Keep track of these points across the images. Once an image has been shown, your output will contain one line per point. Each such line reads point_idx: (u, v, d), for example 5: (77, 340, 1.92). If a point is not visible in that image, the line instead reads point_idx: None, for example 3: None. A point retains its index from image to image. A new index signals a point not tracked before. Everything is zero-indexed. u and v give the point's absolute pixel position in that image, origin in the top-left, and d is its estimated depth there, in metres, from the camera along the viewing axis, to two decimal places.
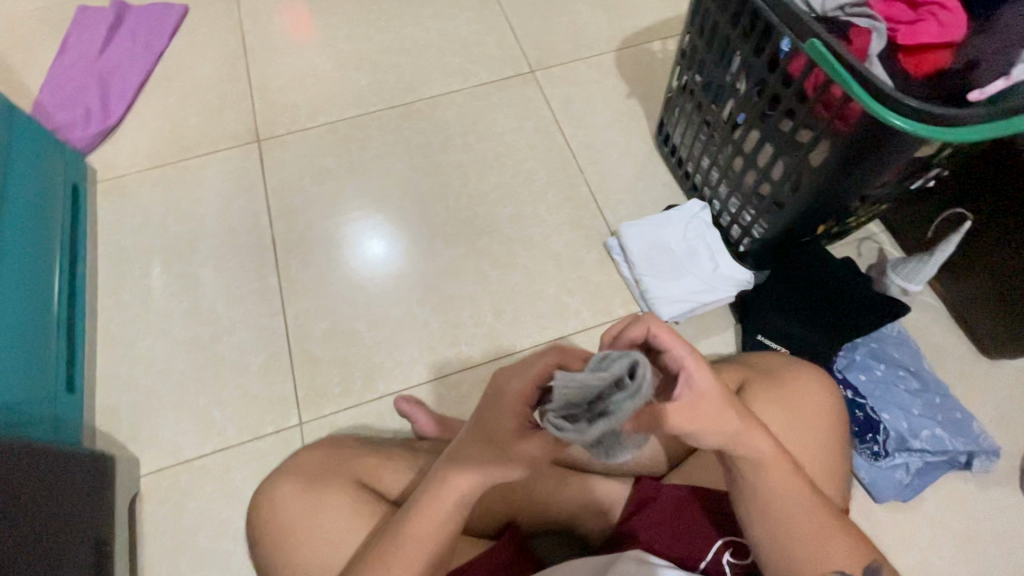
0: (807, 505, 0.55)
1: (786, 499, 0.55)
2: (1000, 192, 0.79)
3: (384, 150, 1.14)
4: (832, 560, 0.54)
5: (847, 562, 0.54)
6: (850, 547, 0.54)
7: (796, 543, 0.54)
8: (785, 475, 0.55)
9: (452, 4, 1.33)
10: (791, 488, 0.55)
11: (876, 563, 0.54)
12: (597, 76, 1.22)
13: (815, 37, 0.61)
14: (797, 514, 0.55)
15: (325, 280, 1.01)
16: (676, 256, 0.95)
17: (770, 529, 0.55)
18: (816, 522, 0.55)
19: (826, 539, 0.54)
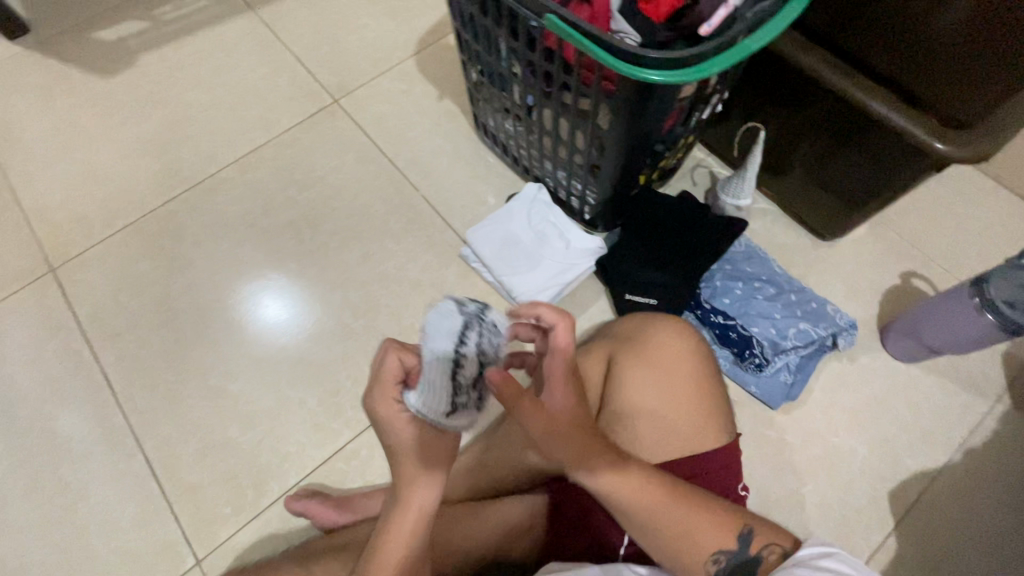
0: (670, 507, 0.55)
1: (645, 513, 0.54)
2: (775, 96, 0.84)
3: (202, 233, 1.04)
4: (708, 543, 0.54)
5: (721, 537, 0.55)
6: (720, 524, 0.55)
7: (667, 544, 0.55)
8: (643, 492, 0.55)
9: (229, 54, 1.22)
10: (650, 497, 0.55)
11: (745, 526, 0.56)
12: (403, 86, 1.17)
13: (549, 12, 0.60)
14: (660, 521, 0.54)
15: (179, 397, 0.91)
16: (528, 246, 0.93)
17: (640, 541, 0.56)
18: (681, 519, 0.55)
19: (695, 530, 0.55)
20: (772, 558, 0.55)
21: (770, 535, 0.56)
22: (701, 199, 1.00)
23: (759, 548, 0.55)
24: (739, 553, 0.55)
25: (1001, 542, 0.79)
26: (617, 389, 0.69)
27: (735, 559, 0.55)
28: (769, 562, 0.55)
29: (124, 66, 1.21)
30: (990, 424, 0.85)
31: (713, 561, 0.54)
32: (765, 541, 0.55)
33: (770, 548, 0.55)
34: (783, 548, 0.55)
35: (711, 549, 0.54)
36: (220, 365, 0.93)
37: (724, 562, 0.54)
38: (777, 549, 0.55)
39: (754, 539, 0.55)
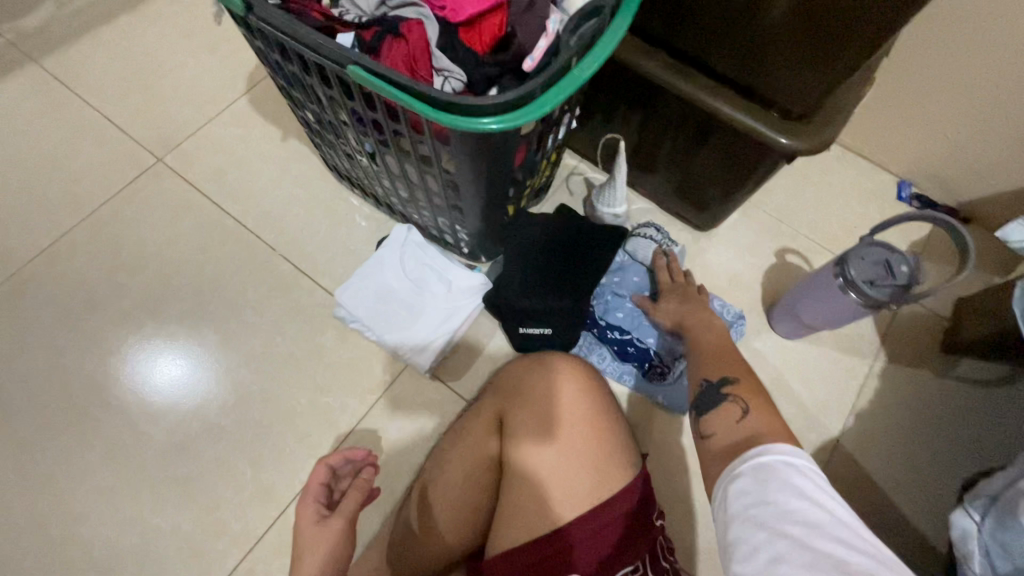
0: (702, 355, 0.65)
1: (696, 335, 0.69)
2: (630, 101, 0.81)
3: (11, 350, 0.85)
4: (709, 369, 0.61)
5: (714, 372, 0.60)
6: (726, 363, 0.60)
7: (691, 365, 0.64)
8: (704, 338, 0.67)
9: (12, 121, 1.01)
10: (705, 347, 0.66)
11: (732, 376, 0.58)
12: (240, 130, 1.03)
13: (354, 64, 0.52)
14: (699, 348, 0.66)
15: (14, 558, 0.75)
16: (406, 296, 0.86)
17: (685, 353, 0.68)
18: (716, 351, 0.64)
19: (711, 359, 0.62)
20: (733, 409, 0.54)
21: (748, 395, 0.55)
22: (580, 210, 0.97)
23: (730, 392, 0.56)
24: (714, 386, 0.58)
25: (899, 495, 0.84)
26: (514, 447, 0.66)
27: (710, 395, 0.57)
28: (728, 409, 0.54)
29: None
30: (873, 384, 0.90)
31: (702, 383, 0.60)
32: (738, 393, 0.55)
33: (737, 399, 0.55)
34: (745, 405, 0.54)
35: (704, 374, 0.60)
36: (62, 508, 0.77)
37: (705, 389, 0.58)
38: (741, 405, 0.54)
39: (733, 387, 0.56)
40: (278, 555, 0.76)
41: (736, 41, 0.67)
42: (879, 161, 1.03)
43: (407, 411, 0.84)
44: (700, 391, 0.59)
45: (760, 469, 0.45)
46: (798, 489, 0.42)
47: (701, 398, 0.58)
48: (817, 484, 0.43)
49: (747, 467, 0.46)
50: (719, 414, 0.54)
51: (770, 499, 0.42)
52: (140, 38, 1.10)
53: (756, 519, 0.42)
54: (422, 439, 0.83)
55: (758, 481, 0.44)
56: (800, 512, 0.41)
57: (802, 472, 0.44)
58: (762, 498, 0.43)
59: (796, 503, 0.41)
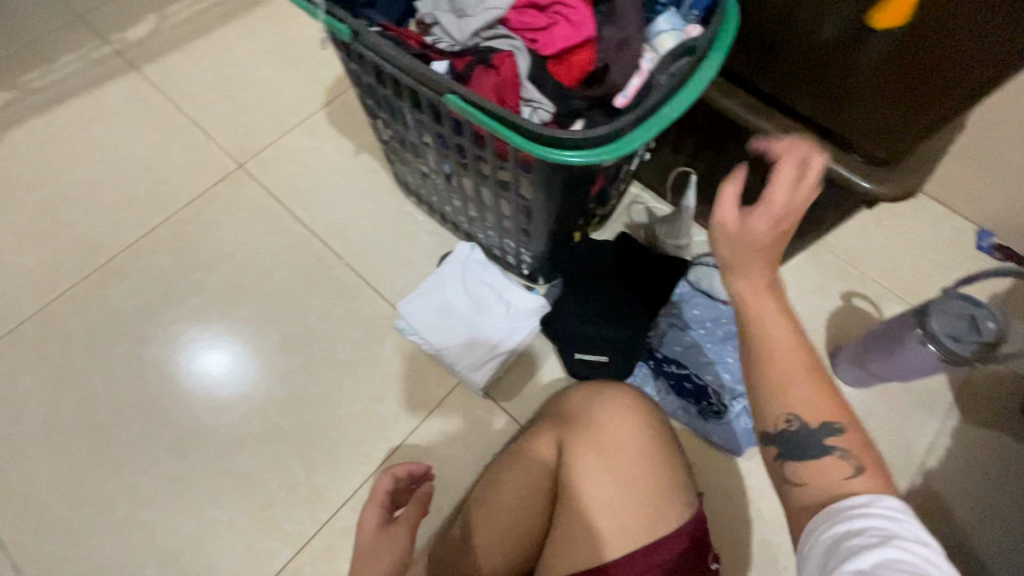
0: (789, 372, 0.47)
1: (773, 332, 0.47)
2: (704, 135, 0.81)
3: (95, 336, 0.91)
4: (794, 399, 0.46)
5: (807, 409, 0.46)
6: (824, 395, 0.46)
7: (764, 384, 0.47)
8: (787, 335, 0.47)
9: (112, 123, 1.10)
10: (793, 356, 0.47)
11: (834, 424, 0.46)
12: (315, 142, 1.08)
13: (451, 92, 0.54)
14: (779, 356, 0.47)
15: (83, 534, 0.79)
16: (465, 314, 0.87)
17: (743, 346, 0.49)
18: (798, 362, 0.47)
19: (797, 386, 0.46)
20: (836, 467, 0.45)
21: (855, 447, 0.45)
22: (641, 238, 0.96)
23: (834, 446, 0.45)
24: (812, 436, 0.46)
25: (967, 564, 0.79)
26: (572, 478, 0.65)
27: (805, 441, 0.46)
28: (833, 463, 0.45)
29: None
30: (944, 442, 0.85)
31: (788, 420, 0.47)
32: (845, 445, 0.45)
33: (845, 455, 0.45)
34: (858, 462, 0.44)
35: (789, 409, 0.46)
36: (129, 493, 0.81)
37: (796, 431, 0.46)
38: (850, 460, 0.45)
39: (837, 439, 0.45)
40: (325, 560, 0.77)
41: (820, 81, 0.66)
42: (957, 207, 0.99)
43: (458, 428, 0.85)
44: (790, 434, 0.46)
45: (859, 515, 0.41)
46: (904, 541, 0.39)
47: (794, 439, 0.46)
48: (924, 538, 0.39)
49: (842, 511, 0.42)
50: (825, 467, 0.45)
51: (874, 548, 0.38)
52: (231, 52, 1.17)
53: (855, 570, 0.38)
54: (471, 457, 0.83)
55: (856, 527, 0.40)
56: (908, 569, 0.37)
57: (906, 524, 0.40)
58: (862, 546, 0.39)
59: (904, 556, 0.38)
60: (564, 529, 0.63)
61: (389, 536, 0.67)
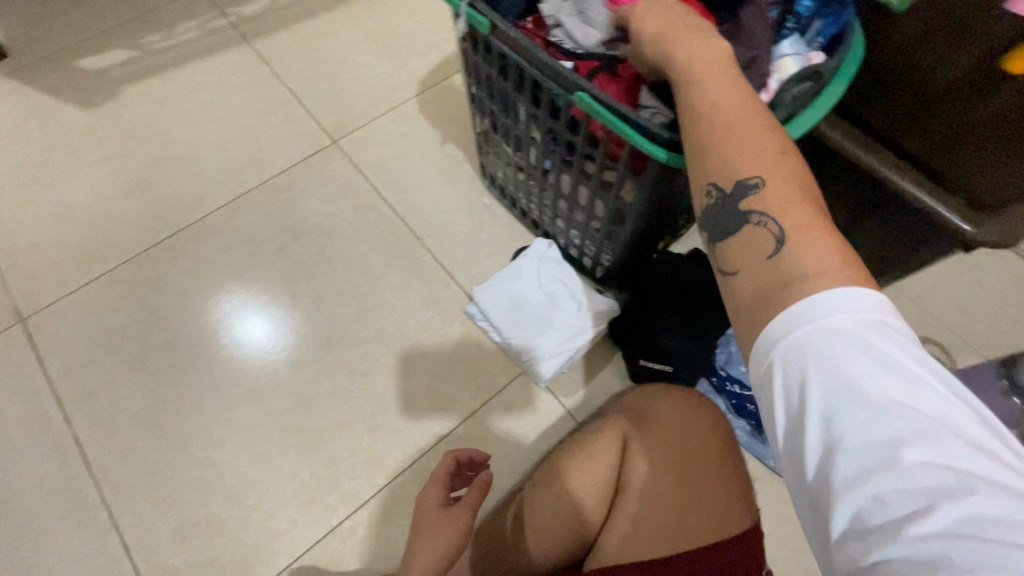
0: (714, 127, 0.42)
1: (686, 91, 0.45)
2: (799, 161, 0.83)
3: (187, 283, 0.97)
4: (720, 166, 0.42)
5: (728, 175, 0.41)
6: (760, 154, 0.40)
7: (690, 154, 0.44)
8: (712, 100, 0.43)
9: (221, 89, 1.17)
10: (721, 113, 0.42)
11: (752, 180, 0.40)
12: (405, 128, 1.13)
13: (581, 90, 0.57)
14: (697, 113, 0.44)
15: (159, 466, 0.84)
16: (537, 308, 0.89)
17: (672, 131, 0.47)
18: (729, 123, 0.42)
19: (717, 144, 0.42)
20: (760, 237, 0.39)
21: (779, 210, 0.38)
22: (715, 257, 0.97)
23: (754, 210, 0.39)
24: (732, 202, 0.40)
25: None
26: (636, 474, 0.67)
27: (730, 212, 0.41)
28: (752, 235, 0.39)
29: (106, 99, 1.15)
30: None
31: (710, 193, 0.42)
32: (767, 208, 0.39)
33: (764, 218, 0.39)
34: (778, 230, 0.38)
35: (709, 178, 0.42)
36: (204, 432, 0.86)
37: (715, 205, 0.42)
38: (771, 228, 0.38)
39: (756, 199, 0.39)
40: (377, 523, 0.80)
41: (931, 124, 0.67)
42: None
43: (516, 416, 0.87)
44: (712, 208, 0.42)
45: (798, 368, 0.33)
46: (862, 386, 0.31)
47: (718, 213, 0.42)
48: (879, 352, 0.32)
49: (775, 366, 0.34)
50: (744, 242, 0.40)
51: (836, 419, 0.31)
52: (335, 35, 1.23)
53: (820, 454, 0.32)
54: (525, 446, 0.86)
55: (813, 386, 0.32)
56: (873, 427, 0.30)
57: (856, 348, 0.32)
58: (827, 416, 0.32)
59: (866, 412, 0.31)
60: (626, 513, 0.65)
61: (444, 514, 0.65)
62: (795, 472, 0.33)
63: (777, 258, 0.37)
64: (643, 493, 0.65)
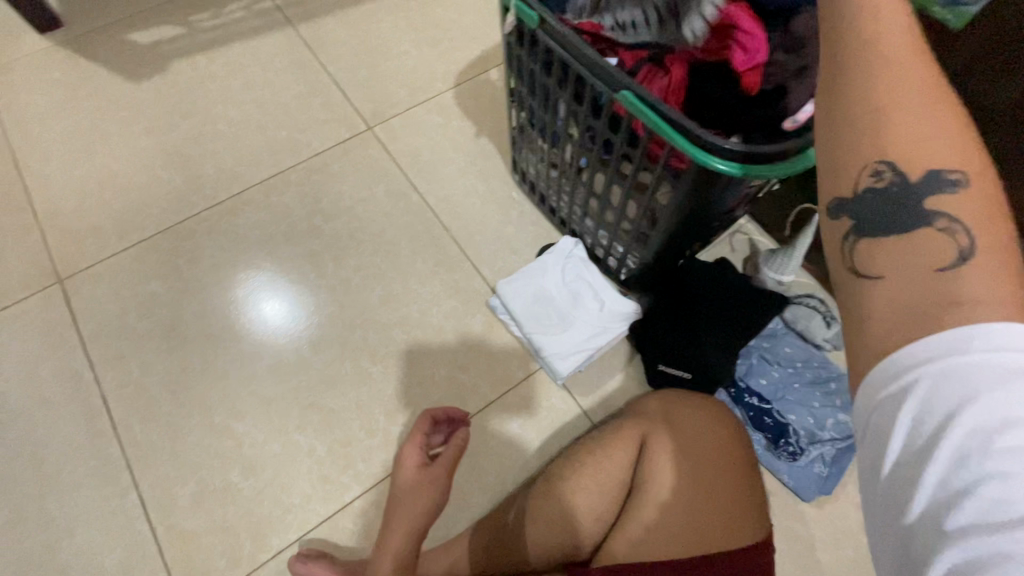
0: (900, 95, 0.35)
1: (876, 42, 0.36)
2: None
3: (219, 256, 1.00)
4: (898, 142, 0.36)
5: (905, 162, 0.36)
6: (951, 141, 0.35)
7: (847, 124, 0.37)
8: (904, 64, 0.36)
9: (264, 70, 1.19)
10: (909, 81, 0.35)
11: (941, 174, 0.35)
12: (441, 119, 1.14)
13: (626, 89, 0.57)
14: (890, 76, 0.36)
15: (181, 430, 0.86)
16: (560, 306, 0.90)
17: (829, 88, 0.38)
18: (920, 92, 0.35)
19: (904, 120, 0.36)
20: (938, 242, 0.34)
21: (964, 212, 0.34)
22: (741, 267, 0.96)
23: (941, 212, 0.34)
24: (915, 193, 0.35)
25: None
26: (649, 476, 0.67)
27: (898, 205, 0.36)
28: (926, 238, 0.34)
29: (154, 72, 1.18)
30: None
31: (874, 174, 0.37)
32: (955, 211, 0.34)
33: (950, 222, 0.34)
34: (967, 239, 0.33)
35: (877, 155, 0.36)
36: (226, 402, 0.88)
37: (884, 189, 0.36)
38: (958, 236, 0.33)
39: (945, 198, 0.35)
40: None
41: None
42: None
43: (532, 410, 0.88)
44: (875, 192, 0.36)
45: (940, 397, 0.30)
46: (1004, 434, 0.28)
47: (878, 201, 0.36)
48: None
49: (906, 388, 0.31)
50: (914, 245, 0.35)
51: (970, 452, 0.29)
52: (378, 23, 1.25)
53: (934, 480, 0.30)
54: (540, 440, 0.86)
55: (949, 414, 0.30)
56: (1008, 473, 0.28)
57: (1007, 393, 0.29)
58: (953, 445, 0.29)
59: (1003, 457, 0.28)
60: (638, 513, 0.65)
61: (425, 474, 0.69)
62: (889, 496, 0.31)
63: (952, 273, 0.32)
64: (657, 496, 0.65)
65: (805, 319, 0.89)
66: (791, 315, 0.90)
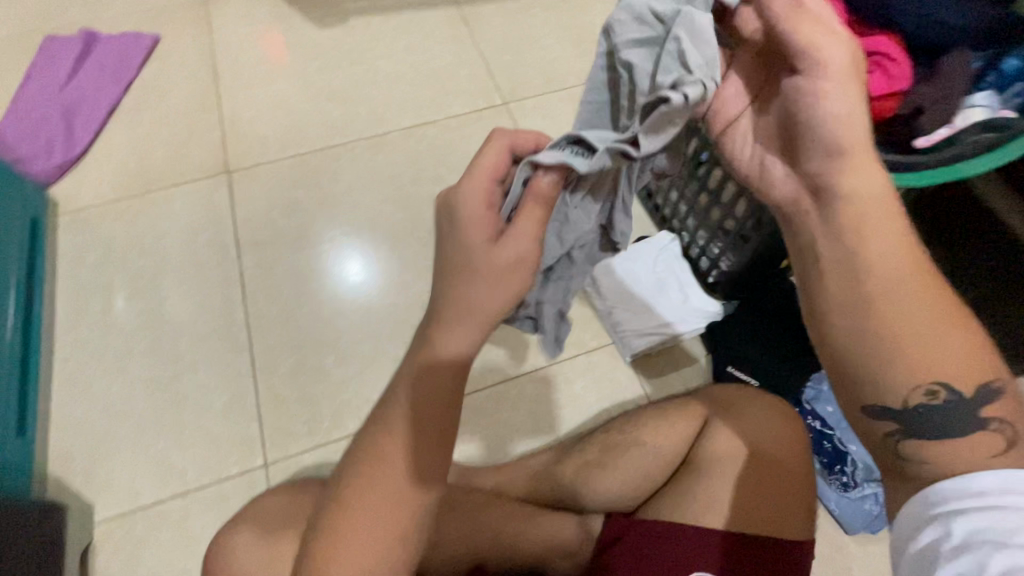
0: (940, 337, 0.45)
1: (895, 310, 0.46)
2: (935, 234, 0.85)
3: (355, 182, 1.14)
4: (934, 366, 0.45)
5: (957, 377, 0.44)
6: (960, 358, 0.45)
7: (880, 344, 0.47)
8: (921, 302, 0.46)
9: (426, 38, 1.35)
10: (924, 319, 0.46)
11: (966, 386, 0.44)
12: (569, 109, 1.24)
13: None
14: (912, 330, 0.46)
15: (293, 312, 1.00)
16: (645, 289, 0.95)
17: (852, 356, 0.48)
18: (938, 310, 0.46)
19: (942, 348, 0.45)
20: (987, 442, 0.43)
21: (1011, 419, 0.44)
22: None
23: (993, 419, 0.44)
24: (966, 407, 0.44)
25: None
26: (706, 450, 0.71)
27: (952, 413, 0.44)
28: (981, 438, 0.44)
29: (336, 23, 1.37)
30: None
31: (927, 391, 0.45)
32: (999, 414, 0.44)
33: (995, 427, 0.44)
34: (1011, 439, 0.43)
35: (929, 381, 0.45)
36: (335, 301, 1.01)
37: (935, 404, 0.45)
38: (1007, 435, 0.43)
39: (994, 409, 0.44)
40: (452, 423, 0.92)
41: None
42: None
43: (595, 378, 0.95)
44: (933, 405, 0.45)
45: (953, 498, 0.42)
46: (986, 510, 0.40)
47: (926, 410, 0.45)
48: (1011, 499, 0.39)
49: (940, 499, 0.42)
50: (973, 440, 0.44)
51: (973, 529, 0.39)
52: (532, 17, 1.38)
53: (946, 543, 0.40)
54: (596, 406, 0.93)
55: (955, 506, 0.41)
56: (991, 529, 0.38)
57: (994, 493, 0.40)
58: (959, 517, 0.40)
59: (991, 523, 0.39)
60: (688, 475, 0.71)
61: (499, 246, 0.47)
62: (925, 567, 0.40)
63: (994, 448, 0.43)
64: (706, 470, 0.70)
65: None
66: None
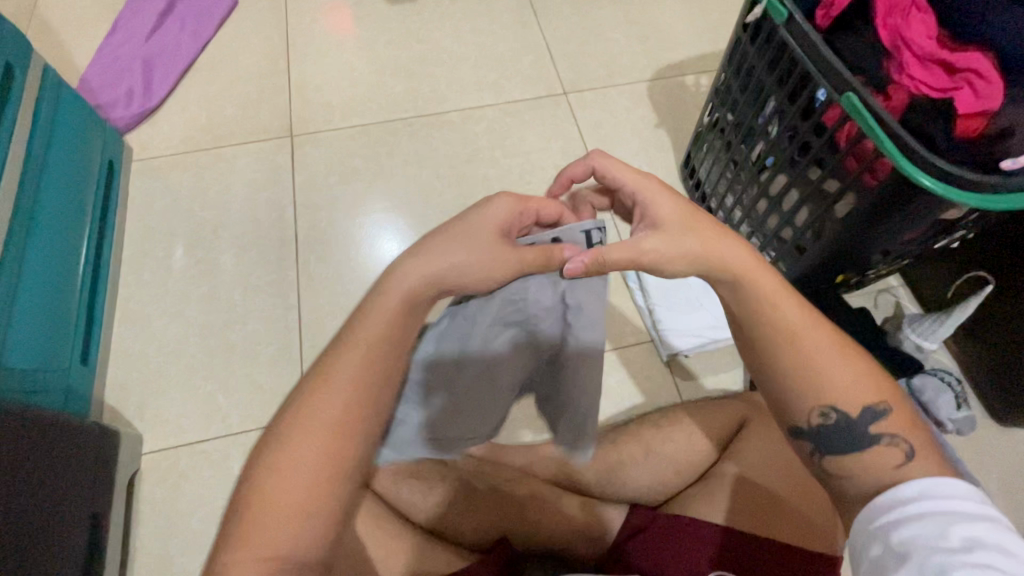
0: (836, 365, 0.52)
1: (803, 344, 0.52)
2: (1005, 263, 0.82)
3: (412, 156, 1.16)
4: (836, 396, 0.52)
5: (847, 404, 0.51)
6: (862, 387, 0.52)
7: (789, 375, 0.53)
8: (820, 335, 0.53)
9: (492, 21, 1.36)
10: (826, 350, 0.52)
11: (879, 410, 0.51)
12: (629, 104, 1.24)
13: (852, 91, 0.64)
14: (816, 363, 0.52)
15: (341, 276, 1.03)
16: (691, 291, 0.95)
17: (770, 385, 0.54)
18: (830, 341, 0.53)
19: (843, 381, 0.52)
20: (890, 455, 0.50)
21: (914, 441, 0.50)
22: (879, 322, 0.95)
23: (885, 437, 0.51)
24: (854, 426, 0.51)
25: None
26: (739, 448, 0.72)
27: (844, 434, 0.52)
28: (886, 453, 0.50)
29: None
30: None
31: (825, 415, 0.52)
32: (896, 434, 0.50)
33: (899, 445, 0.50)
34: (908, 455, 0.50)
35: (823, 405, 0.52)
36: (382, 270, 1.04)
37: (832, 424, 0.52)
38: (903, 451, 0.50)
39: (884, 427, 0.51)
40: None
41: None
42: None
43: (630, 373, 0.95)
44: (828, 426, 0.52)
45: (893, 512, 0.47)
46: (920, 518, 0.45)
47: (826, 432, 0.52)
48: (941, 505, 0.45)
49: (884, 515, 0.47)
50: (876, 458, 0.51)
51: (907, 538, 0.44)
52: (600, 9, 1.37)
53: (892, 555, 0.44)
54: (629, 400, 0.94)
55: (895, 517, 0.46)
56: (926, 535, 0.43)
57: (928, 503, 0.45)
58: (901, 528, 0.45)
59: (923, 529, 0.44)
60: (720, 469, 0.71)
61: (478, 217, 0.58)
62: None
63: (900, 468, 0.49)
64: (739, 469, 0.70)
65: (936, 393, 0.83)
66: (921, 383, 0.84)
